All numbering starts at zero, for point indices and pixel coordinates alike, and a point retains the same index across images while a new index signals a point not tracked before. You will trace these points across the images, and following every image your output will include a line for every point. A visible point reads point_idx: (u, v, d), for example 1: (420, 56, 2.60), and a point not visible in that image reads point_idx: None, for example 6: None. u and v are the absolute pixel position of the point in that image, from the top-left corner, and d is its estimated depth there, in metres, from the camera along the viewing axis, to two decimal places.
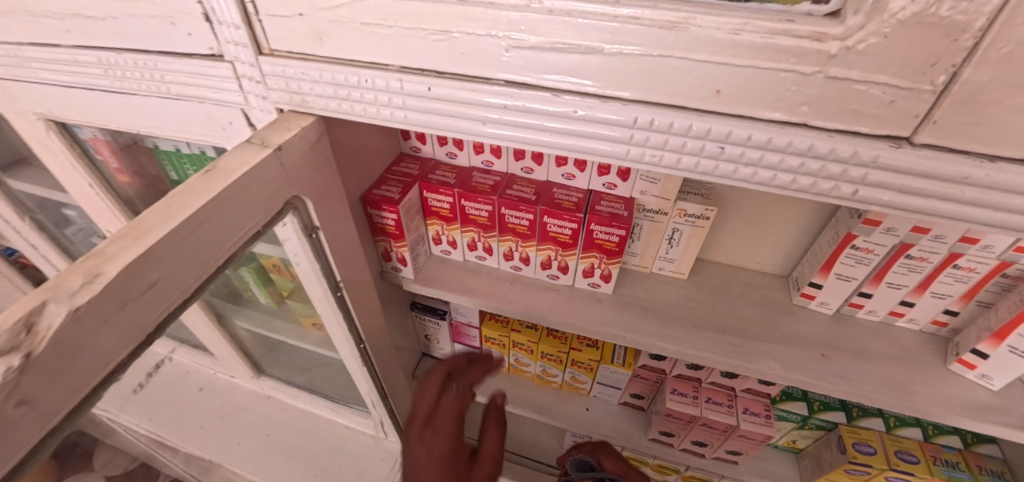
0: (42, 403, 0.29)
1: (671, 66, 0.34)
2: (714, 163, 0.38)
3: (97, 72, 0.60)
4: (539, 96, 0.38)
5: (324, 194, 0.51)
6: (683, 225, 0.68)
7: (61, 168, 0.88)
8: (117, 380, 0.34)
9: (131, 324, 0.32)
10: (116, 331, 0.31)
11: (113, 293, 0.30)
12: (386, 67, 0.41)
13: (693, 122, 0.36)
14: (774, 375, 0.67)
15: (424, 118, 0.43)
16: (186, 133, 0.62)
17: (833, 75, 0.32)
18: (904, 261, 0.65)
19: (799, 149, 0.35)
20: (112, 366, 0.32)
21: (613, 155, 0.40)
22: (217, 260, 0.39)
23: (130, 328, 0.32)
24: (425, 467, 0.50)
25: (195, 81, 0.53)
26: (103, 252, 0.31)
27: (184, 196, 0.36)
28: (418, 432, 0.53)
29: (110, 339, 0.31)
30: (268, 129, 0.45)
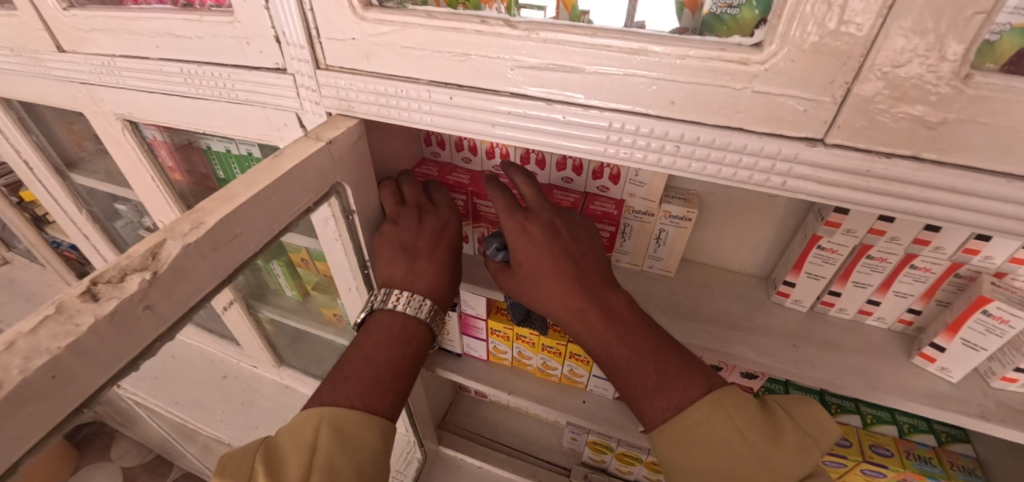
0: (158, 313, 0.38)
1: (637, 82, 0.44)
2: (673, 159, 0.47)
3: (178, 81, 0.73)
4: (536, 105, 0.48)
5: (361, 183, 0.62)
6: (668, 225, 0.77)
7: (128, 161, 1.00)
8: (201, 312, 0.43)
9: (219, 264, 0.42)
10: (209, 267, 0.41)
11: (211, 235, 0.41)
12: (418, 80, 0.52)
13: (655, 125, 0.46)
14: (748, 361, 0.74)
15: (444, 121, 0.54)
16: (246, 132, 0.74)
17: (758, 90, 0.42)
18: (866, 261, 0.73)
19: (737, 148, 0.45)
20: (201, 295, 0.42)
21: (594, 153, 0.50)
22: (279, 226, 0.49)
23: (217, 267, 0.42)
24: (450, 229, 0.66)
25: (259, 89, 0.65)
26: (203, 208, 0.42)
27: (259, 173, 0.47)
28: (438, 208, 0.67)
29: (206, 272, 0.41)
30: (320, 127, 0.56)
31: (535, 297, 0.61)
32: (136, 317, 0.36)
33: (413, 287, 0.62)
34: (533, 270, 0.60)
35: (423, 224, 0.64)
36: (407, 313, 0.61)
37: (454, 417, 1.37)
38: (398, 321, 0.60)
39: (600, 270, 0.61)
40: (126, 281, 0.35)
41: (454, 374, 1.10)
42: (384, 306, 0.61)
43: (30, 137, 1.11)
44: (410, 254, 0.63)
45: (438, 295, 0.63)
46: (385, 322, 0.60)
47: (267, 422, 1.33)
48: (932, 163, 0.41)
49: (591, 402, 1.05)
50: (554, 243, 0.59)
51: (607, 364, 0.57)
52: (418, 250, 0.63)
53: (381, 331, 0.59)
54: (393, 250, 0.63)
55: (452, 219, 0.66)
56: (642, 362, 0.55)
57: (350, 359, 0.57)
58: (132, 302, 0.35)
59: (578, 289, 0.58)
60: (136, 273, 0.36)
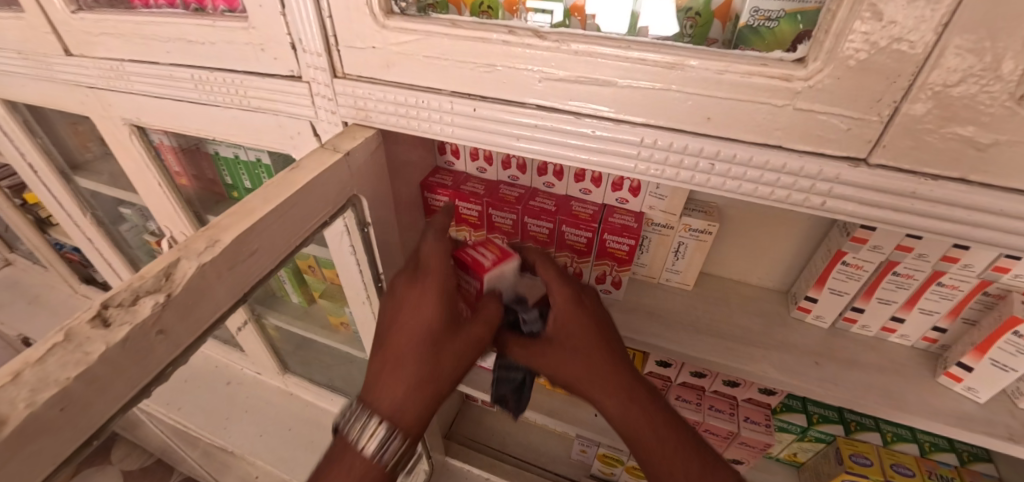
0: (173, 337, 0.36)
1: (671, 97, 0.42)
2: (706, 177, 0.45)
3: (188, 86, 0.71)
4: (564, 118, 0.46)
5: (377, 195, 0.60)
6: (688, 239, 0.75)
7: (134, 166, 0.98)
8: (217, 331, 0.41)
9: (236, 283, 0.40)
10: (224, 286, 0.39)
11: (228, 255, 0.39)
12: (440, 91, 0.50)
13: (690, 142, 0.44)
14: (769, 379, 0.72)
15: (467, 133, 0.52)
16: (257, 140, 0.72)
17: (800, 108, 0.40)
18: (892, 278, 0.71)
19: (775, 167, 0.43)
20: (217, 316, 0.40)
21: (623, 169, 0.48)
22: (296, 241, 0.47)
23: (233, 286, 0.40)
24: (427, 306, 0.54)
25: (273, 97, 0.63)
26: (219, 224, 0.40)
27: (276, 187, 0.45)
28: (418, 281, 0.56)
29: (223, 291, 0.39)
30: (337, 138, 0.55)
31: (570, 375, 0.57)
32: (149, 343, 0.34)
33: (377, 403, 0.52)
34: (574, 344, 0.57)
35: (405, 306, 0.55)
36: (369, 452, 0.50)
37: (460, 426, 1.35)
38: (355, 460, 0.51)
39: (610, 358, 0.56)
40: (139, 305, 0.33)
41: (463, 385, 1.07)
42: (346, 430, 0.52)
43: (35, 140, 1.09)
44: (382, 351, 0.54)
45: (406, 418, 0.52)
46: (348, 459, 0.51)
47: (272, 430, 1.31)
48: (980, 186, 0.39)
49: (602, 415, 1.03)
50: (600, 323, 0.58)
51: (635, 448, 0.54)
52: (391, 343, 0.54)
53: (341, 465, 0.52)
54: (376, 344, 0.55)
55: (435, 297, 0.54)
56: (672, 450, 0.52)
57: None
58: (145, 327, 0.33)
59: (623, 371, 0.56)
60: (149, 295, 0.34)
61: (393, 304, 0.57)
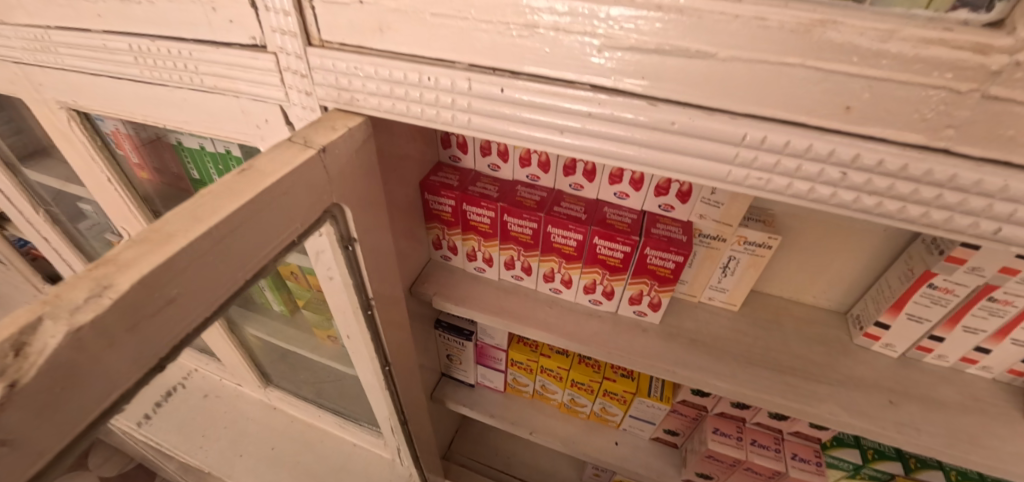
0: (26, 440, 0.24)
1: (794, 76, 0.29)
2: (831, 190, 0.32)
3: (128, 60, 0.57)
4: (630, 104, 0.33)
5: (365, 202, 0.46)
6: (741, 253, 0.63)
7: (80, 160, 0.83)
8: (121, 409, 0.29)
9: (144, 346, 0.28)
10: (123, 354, 0.27)
11: (124, 312, 0.26)
12: (453, 65, 0.37)
13: (816, 141, 0.30)
14: (836, 422, 0.61)
15: (489, 124, 0.38)
16: (218, 129, 0.58)
17: (991, 95, 0.27)
18: (986, 305, 0.58)
19: (937, 179, 0.30)
20: (115, 396, 0.28)
21: (709, 176, 0.34)
22: (249, 273, 0.34)
23: (140, 352, 0.28)
24: None
25: (233, 74, 0.49)
26: (118, 258, 0.27)
27: (217, 197, 0.32)
28: None
29: (118, 363, 0.27)
30: (311, 127, 0.41)
31: None
32: None
33: None
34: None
35: None
36: None
37: (460, 444, 1.24)
38: None
39: None
40: None
41: (465, 408, 0.96)
42: None
43: None
44: None
45: None
46: None
47: (253, 449, 1.14)
48: None
49: (624, 443, 0.91)
50: None
51: None
52: None
53: None
54: None
55: None
56: None
57: None
58: None
59: None
60: None
61: None
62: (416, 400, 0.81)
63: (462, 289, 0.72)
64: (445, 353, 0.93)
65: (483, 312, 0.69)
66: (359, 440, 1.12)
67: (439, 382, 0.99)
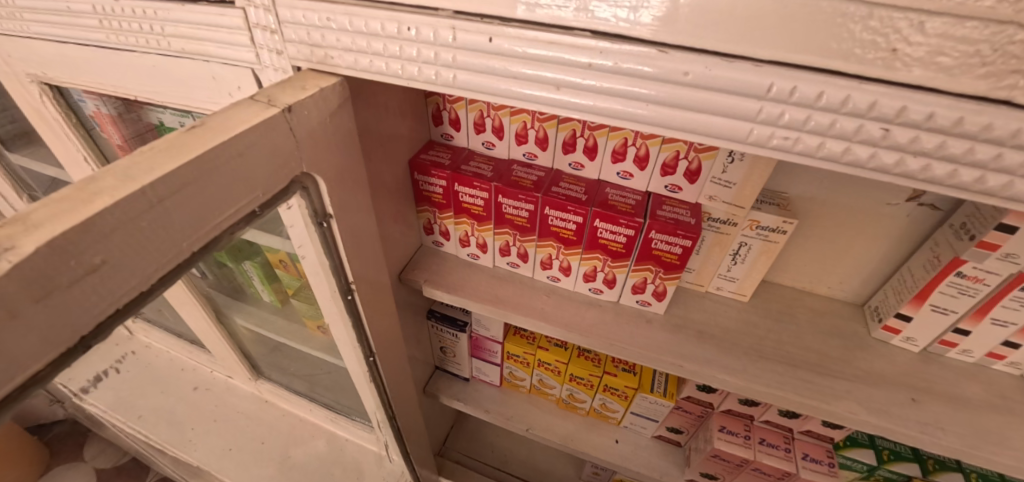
0: None
1: (830, 12, 0.24)
2: (870, 151, 0.28)
3: (93, 24, 0.52)
4: (635, 53, 0.29)
5: (342, 174, 0.42)
6: (753, 239, 0.58)
7: (53, 138, 0.79)
8: (35, 390, 0.26)
9: (56, 321, 0.24)
10: (28, 330, 0.23)
11: (27, 281, 0.22)
12: (435, 12, 0.32)
13: (854, 92, 0.26)
14: (854, 420, 0.56)
15: (477, 81, 0.34)
16: (190, 99, 0.54)
17: None
18: (1018, 295, 0.54)
19: (996, 136, 0.26)
20: (22, 376, 0.24)
21: (725, 138, 0.30)
22: (197, 244, 0.30)
23: (52, 327, 0.24)
24: None
25: (201, 34, 0.45)
26: (28, 217, 0.23)
27: (157, 154, 0.28)
28: None
29: (22, 338, 0.23)
30: (279, 87, 0.36)
31: None
32: None
33: None
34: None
35: None
36: None
37: (456, 441, 1.20)
38: None
39: None
40: None
41: (459, 403, 0.92)
42: None
43: None
44: None
45: None
46: None
47: (243, 443, 1.11)
48: None
49: (625, 441, 0.86)
50: None
51: None
52: None
53: None
54: None
55: None
56: None
57: None
58: None
59: None
60: None
61: None
62: (406, 393, 0.77)
63: (454, 276, 0.68)
64: (438, 346, 0.89)
65: (476, 301, 0.65)
66: (351, 435, 1.08)
67: (433, 375, 0.95)
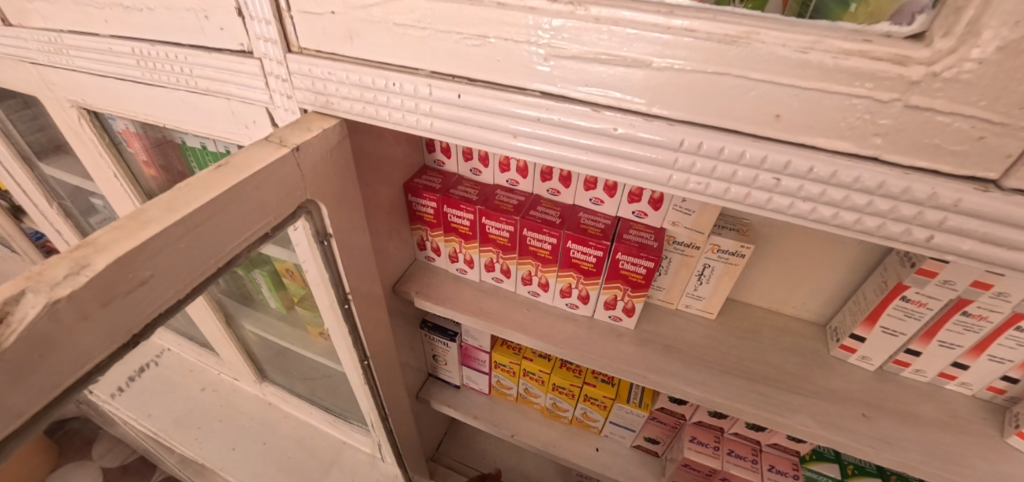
0: (5, 404, 0.26)
1: (725, 85, 0.30)
2: (767, 195, 0.34)
3: (130, 62, 0.60)
4: (577, 110, 0.35)
5: (340, 200, 0.49)
6: (715, 261, 0.63)
7: (89, 155, 0.87)
8: (93, 381, 0.31)
9: (117, 323, 0.30)
10: (96, 330, 0.29)
11: (99, 289, 0.28)
12: (417, 72, 0.39)
13: (748, 149, 0.32)
14: (807, 433, 0.61)
15: (452, 128, 0.40)
16: (210, 129, 0.61)
17: (913, 104, 0.28)
18: (960, 319, 0.58)
19: (867, 186, 0.31)
20: (89, 367, 0.30)
21: (654, 181, 0.36)
22: (223, 260, 0.37)
23: (113, 329, 0.30)
24: None
25: (223, 77, 0.52)
26: (95, 242, 0.29)
27: (191, 189, 0.34)
28: None
29: (90, 337, 0.29)
30: (288, 128, 0.43)
31: None
32: None
33: None
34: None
35: None
36: None
37: (448, 447, 1.25)
38: None
39: None
40: None
41: (450, 409, 0.97)
42: None
43: None
44: None
45: None
46: None
47: (245, 442, 1.16)
48: None
49: (605, 450, 0.91)
50: None
51: None
52: None
53: None
54: None
55: None
56: None
57: None
58: None
59: None
60: None
61: None
62: (398, 397, 0.83)
63: (442, 289, 0.74)
64: (431, 354, 0.94)
65: (462, 312, 0.71)
66: (349, 438, 1.13)
67: (426, 382, 1.01)
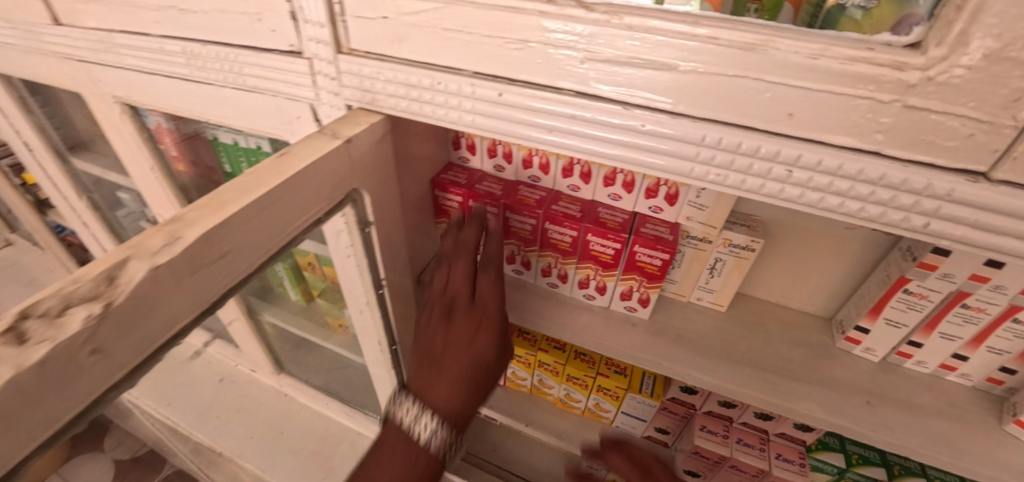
0: (112, 355, 0.30)
1: (743, 87, 0.34)
2: (780, 186, 0.37)
3: (179, 61, 0.64)
4: (608, 108, 0.39)
5: (381, 191, 0.53)
6: (726, 255, 0.67)
7: (127, 149, 0.92)
8: (175, 345, 0.35)
9: (200, 291, 0.34)
10: (184, 295, 0.33)
11: (190, 258, 0.32)
12: (461, 72, 0.43)
13: (764, 143, 0.36)
14: (813, 418, 0.64)
15: (491, 123, 0.44)
16: (254, 124, 0.65)
17: (911, 105, 0.31)
18: (959, 311, 0.61)
19: (870, 178, 0.35)
20: (175, 330, 0.34)
21: (676, 173, 0.40)
22: (284, 240, 0.41)
23: (197, 295, 0.34)
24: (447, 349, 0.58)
25: (271, 76, 0.56)
26: (183, 218, 0.34)
27: (260, 175, 0.38)
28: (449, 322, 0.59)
29: (179, 301, 0.33)
30: (338, 122, 0.47)
31: None
32: (79, 363, 0.28)
33: (433, 398, 0.58)
34: (467, 415, 0.60)
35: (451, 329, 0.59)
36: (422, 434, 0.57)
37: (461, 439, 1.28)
38: (412, 448, 0.58)
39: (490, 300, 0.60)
40: (67, 316, 0.28)
41: None
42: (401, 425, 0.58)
43: (30, 116, 0.99)
44: (431, 361, 0.59)
45: (455, 415, 0.58)
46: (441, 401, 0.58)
47: (263, 432, 1.20)
48: None
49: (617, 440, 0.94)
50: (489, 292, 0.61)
51: None
52: (439, 358, 0.59)
53: (388, 455, 0.58)
54: (418, 354, 0.60)
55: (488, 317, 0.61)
56: None
57: (436, 384, 0.58)
58: (75, 345, 0.28)
59: None
60: (83, 304, 0.28)
61: (429, 326, 0.60)
62: None
63: None
64: None
65: None
66: (365, 427, 1.16)
67: None
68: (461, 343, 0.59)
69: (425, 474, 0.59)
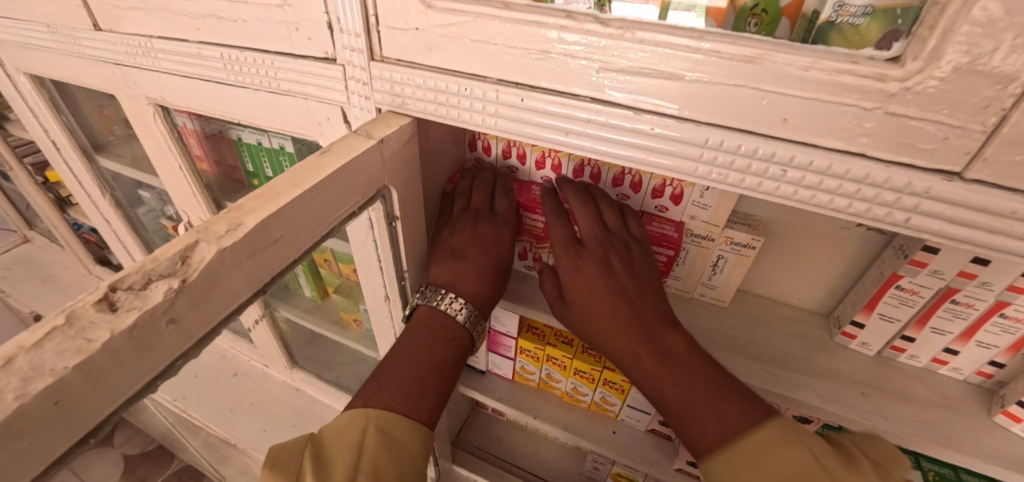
0: (184, 325, 0.34)
1: (742, 95, 0.38)
2: (776, 184, 0.41)
3: (217, 66, 0.69)
4: (621, 113, 0.43)
5: (408, 188, 0.57)
6: (728, 252, 0.71)
7: (156, 147, 0.95)
8: (232, 321, 0.39)
9: (255, 271, 0.38)
10: (243, 274, 0.37)
11: (249, 241, 0.37)
12: (486, 79, 0.47)
13: (761, 145, 0.40)
14: (811, 407, 0.67)
15: (512, 126, 0.48)
16: (285, 124, 0.70)
17: (892, 112, 0.35)
18: (949, 306, 0.64)
19: (857, 177, 0.38)
20: (234, 306, 0.38)
21: (682, 171, 0.44)
22: (324, 230, 0.45)
23: (252, 275, 0.38)
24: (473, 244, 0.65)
25: (305, 80, 0.60)
26: (241, 207, 0.38)
27: (305, 171, 0.42)
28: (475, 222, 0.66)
29: (239, 280, 0.37)
30: (371, 123, 0.51)
31: None
32: (159, 332, 0.33)
33: (459, 288, 0.62)
34: (489, 305, 0.65)
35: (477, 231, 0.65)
36: (448, 314, 0.61)
37: (468, 433, 1.31)
38: (444, 324, 0.61)
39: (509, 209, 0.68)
40: (151, 289, 0.32)
41: (475, 392, 1.04)
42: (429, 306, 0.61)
43: (59, 116, 1.04)
44: (456, 257, 0.64)
45: (480, 301, 0.63)
46: (468, 283, 0.62)
47: (278, 423, 1.24)
48: None
49: (622, 433, 0.98)
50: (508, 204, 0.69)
51: None
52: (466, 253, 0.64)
53: (421, 329, 0.60)
54: (445, 254, 0.65)
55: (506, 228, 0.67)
56: None
57: (461, 273, 0.63)
58: (156, 315, 0.32)
59: None
60: (162, 279, 0.32)
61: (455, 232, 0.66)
62: None
63: None
64: None
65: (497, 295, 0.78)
66: None
67: None
68: (485, 235, 0.65)
69: (458, 350, 0.61)
